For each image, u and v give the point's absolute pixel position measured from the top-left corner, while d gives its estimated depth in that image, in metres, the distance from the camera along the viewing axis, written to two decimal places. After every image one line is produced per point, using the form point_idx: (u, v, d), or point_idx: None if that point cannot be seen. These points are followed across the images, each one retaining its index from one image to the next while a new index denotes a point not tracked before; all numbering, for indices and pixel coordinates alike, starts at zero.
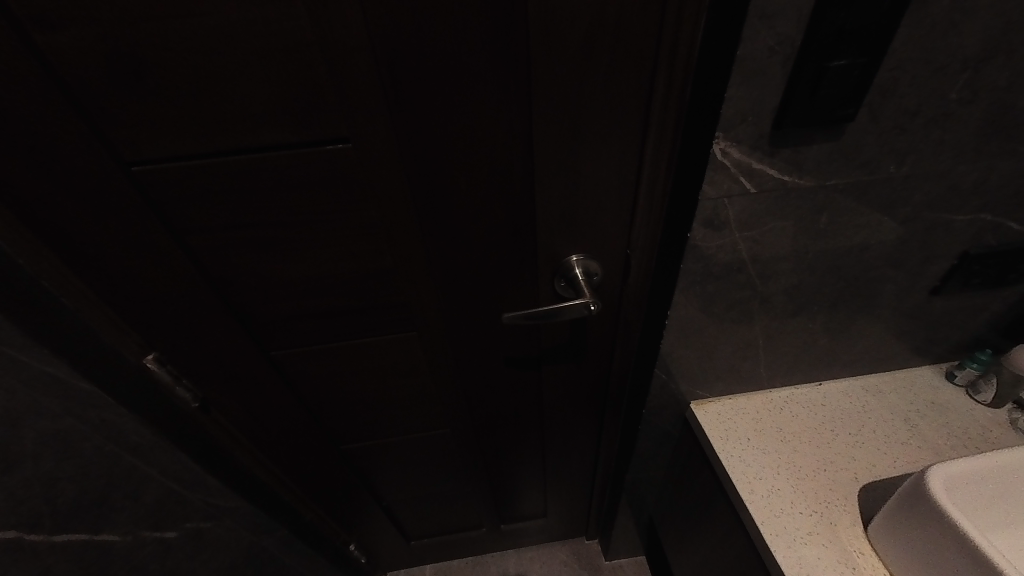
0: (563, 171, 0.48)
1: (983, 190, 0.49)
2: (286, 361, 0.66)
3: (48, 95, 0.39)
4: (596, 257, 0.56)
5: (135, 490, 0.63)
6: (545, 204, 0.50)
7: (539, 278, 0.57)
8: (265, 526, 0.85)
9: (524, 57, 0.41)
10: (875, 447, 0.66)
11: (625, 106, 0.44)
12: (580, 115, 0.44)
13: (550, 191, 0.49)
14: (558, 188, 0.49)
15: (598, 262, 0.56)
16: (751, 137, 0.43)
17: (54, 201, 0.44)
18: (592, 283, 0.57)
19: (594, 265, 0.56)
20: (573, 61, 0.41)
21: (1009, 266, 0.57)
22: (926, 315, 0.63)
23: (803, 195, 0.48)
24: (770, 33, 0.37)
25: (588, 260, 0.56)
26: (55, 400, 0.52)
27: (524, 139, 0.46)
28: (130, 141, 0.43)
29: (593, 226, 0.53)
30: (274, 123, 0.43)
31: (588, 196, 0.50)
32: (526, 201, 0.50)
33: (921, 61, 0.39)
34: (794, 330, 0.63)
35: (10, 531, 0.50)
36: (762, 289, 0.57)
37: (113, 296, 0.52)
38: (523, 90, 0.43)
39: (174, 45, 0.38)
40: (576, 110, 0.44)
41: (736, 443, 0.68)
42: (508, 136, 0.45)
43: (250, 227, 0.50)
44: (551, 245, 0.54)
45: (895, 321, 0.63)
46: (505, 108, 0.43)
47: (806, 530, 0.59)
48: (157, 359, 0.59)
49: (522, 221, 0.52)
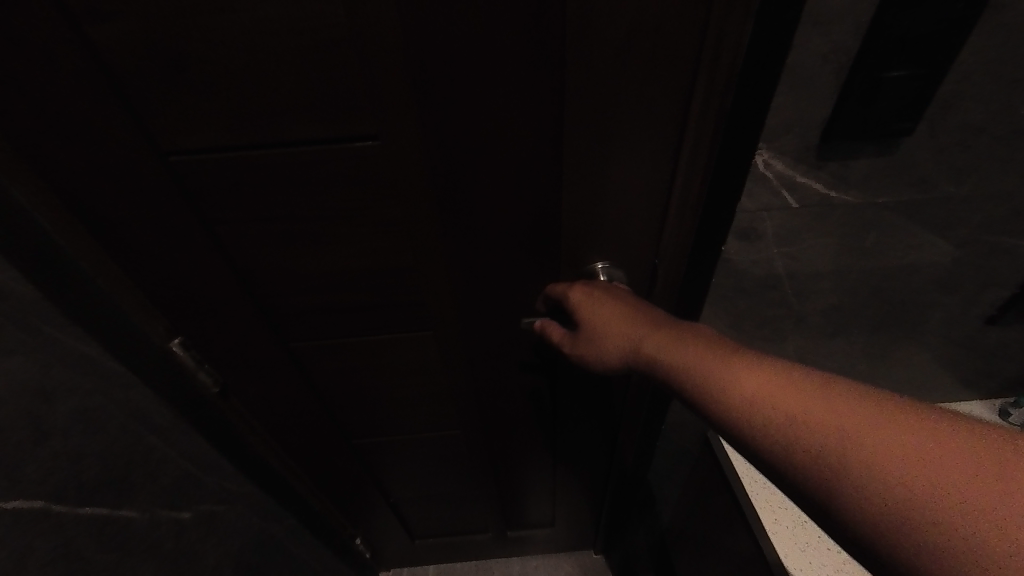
0: (592, 176, 0.46)
1: None
2: (302, 351, 0.66)
3: (94, 83, 0.40)
4: (622, 266, 0.54)
5: (155, 469, 0.63)
6: (571, 209, 0.49)
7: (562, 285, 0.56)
8: (275, 515, 0.86)
9: (559, 59, 0.39)
10: None
11: (660, 112, 0.42)
12: (614, 120, 0.42)
13: (577, 196, 0.48)
14: (586, 194, 0.48)
15: (622, 271, 0.53)
16: (796, 148, 0.42)
17: (94, 188, 0.46)
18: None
19: (618, 275, 0.53)
20: (608, 68, 0.39)
21: None
22: (980, 345, 0.59)
23: (848, 211, 0.46)
24: (821, 41, 0.36)
25: (613, 271, 0.53)
26: (86, 375, 0.55)
27: (553, 142, 0.44)
28: (168, 133, 0.44)
29: (621, 235, 0.51)
30: (304, 119, 0.43)
31: (617, 203, 0.48)
32: (553, 205, 0.49)
33: (991, 73, 0.36)
34: (830, 352, 0.60)
35: (39, 500, 0.49)
36: (798, 308, 0.55)
37: (144, 280, 0.54)
38: (556, 93, 0.41)
39: (213, 39, 0.38)
40: (610, 118, 0.42)
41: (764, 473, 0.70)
42: (537, 138, 0.44)
43: (279, 220, 0.51)
44: (576, 251, 0.53)
45: (944, 350, 0.59)
46: (536, 112, 0.42)
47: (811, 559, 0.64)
48: (183, 344, 0.61)
49: (547, 225, 0.50)
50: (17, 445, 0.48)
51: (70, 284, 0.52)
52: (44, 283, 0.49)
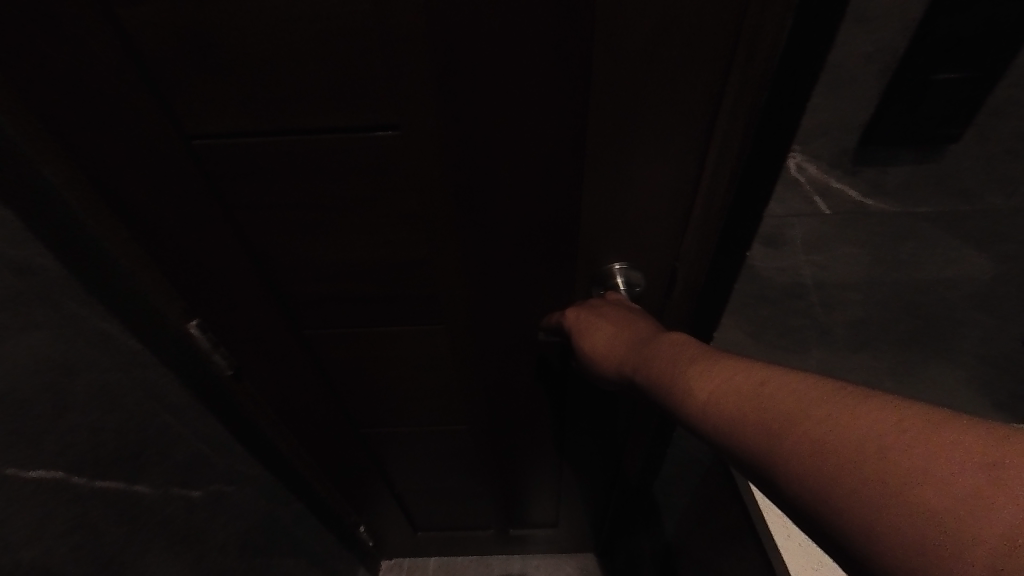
0: (614, 174, 0.45)
1: None
2: (315, 338, 0.67)
3: (123, 66, 0.40)
4: (641, 267, 0.52)
5: (168, 446, 0.65)
6: (591, 207, 0.48)
7: (576, 284, 0.55)
8: (282, 498, 0.88)
9: (585, 52, 0.38)
10: None
11: (688, 111, 0.40)
12: (639, 117, 0.41)
13: (597, 194, 0.47)
14: (607, 193, 0.47)
15: (641, 272, 0.52)
16: (831, 152, 0.42)
17: (119, 169, 0.47)
18: (633, 296, 0.53)
19: (635, 276, 0.52)
20: (635, 63, 0.38)
21: None
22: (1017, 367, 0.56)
23: (883, 219, 0.44)
24: (866, 42, 0.36)
25: (630, 270, 0.52)
26: (107, 353, 0.56)
27: (575, 139, 0.43)
28: (193, 117, 0.44)
29: (641, 235, 0.50)
30: (326, 107, 0.43)
31: (638, 203, 0.47)
32: (571, 203, 0.47)
33: None
34: (853, 367, 0.58)
35: (58, 471, 0.51)
36: (824, 318, 0.53)
37: (164, 261, 0.55)
38: (580, 88, 0.40)
39: (237, 24, 0.38)
40: (634, 116, 0.41)
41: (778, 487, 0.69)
42: (559, 135, 0.43)
43: (297, 207, 0.51)
44: (593, 250, 0.52)
45: (978, 370, 0.56)
46: (558, 107, 0.41)
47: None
48: (199, 325, 0.61)
49: (564, 224, 0.49)
50: (37, 418, 0.49)
51: (94, 264, 0.53)
52: (68, 261, 0.51)
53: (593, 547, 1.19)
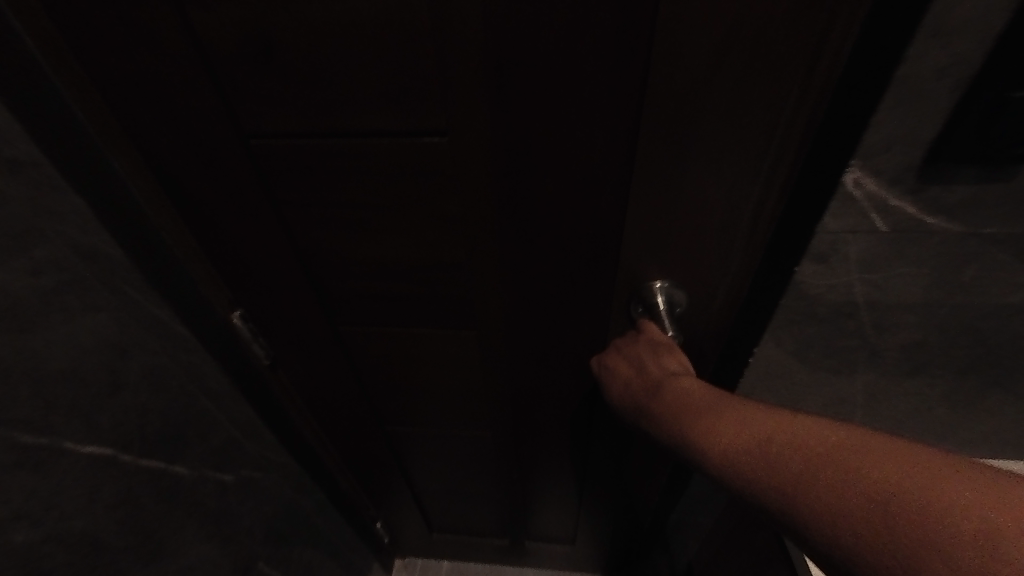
0: (659, 187, 0.43)
1: None
2: (348, 334, 0.68)
3: (192, 66, 0.43)
4: (684, 287, 0.49)
5: (205, 430, 0.67)
6: (633, 221, 0.46)
7: (614, 299, 0.54)
8: (306, 488, 0.89)
9: (641, 64, 0.38)
10: None
11: (749, 123, 0.37)
12: (695, 129, 0.39)
13: (642, 208, 0.45)
14: (650, 207, 0.45)
15: (683, 291, 0.50)
16: (895, 169, 0.35)
17: (182, 164, 0.50)
18: (674, 316, 0.51)
19: (677, 295, 0.49)
20: (695, 71, 0.36)
21: None
22: None
23: (951, 246, 0.37)
24: (941, 51, 0.30)
25: (671, 288, 0.49)
26: (157, 337, 0.59)
27: (625, 151, 0.43)
28: (250, 115, 0.46)
29: (684, 254, 0.47)
30: (379, 112, 0.44)
31: (682, 220, 0.45)
32: (614, 215, 0.47)
33: None
34: (901, 402, 0.48)
35: (108, 447, 0.54)
36: (873, 341, 0.45)
37: (215, 252, 0.57)
38: (633, 99, 0.40)
39: (302, 29, 0.40)
40: (687, 128, 0.39)
41: None
42: (606, 146, 0.43)
43: (341, 206, 0.52)
44: (634, 265, 0.49)
45: None
46: (609, 118, 0.41)
47: None
48: (241, 316, 0.64)
49: (606, 237, 0.49)
50: (92, 394, 0.52)
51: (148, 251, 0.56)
52: (125, 243, 0.54)
53: (609, 566, 1.17)
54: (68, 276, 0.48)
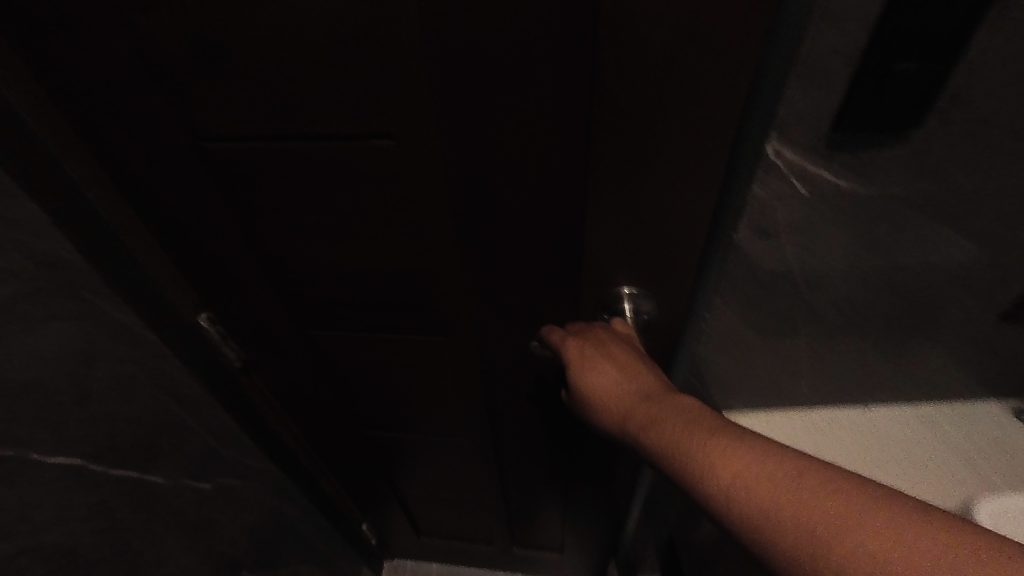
0: (621, 190, 0.42)
1: None
2: (319, 338, 0.69)
3: (137, 70, 0.44)
4: (651, 295, 0.50)
5: (180, 440, 0.67)
6: (596, 229, 0.45)
7: (582, 305, 0.53)
8: (288, 493, 0.89)
9: (588, 66, 0.36)
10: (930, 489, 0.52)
11: (706, 123, 0.37)
12: (649, 131, 0.38)
13: (605, 213, 0.44)
14: (613, 211, 0.44)
15: (650, 300, 0.50)
16: (806, 139, 0.39)
17: (139, 167, 0.49)
18: (640, 323, 0.51)
19: (644, 303, 0.50)
20: (644, 69, 0.35)
21: None
22: None
23: (862, 204, 0.42)
24: (834, 35, 0.34)
25: (639, 296, 0.50)
26: (124, 344, 0.58)
27: (581, 155, 0.41)
28: (200, 118, 0.47)
29: (655, 258, 0.47)
30: (328, 115, 0.44)
31: (648, 224, 0.44)
32: (574, 221, 0.46)
33: (1013, 86, 0.34)
34: (841, 354, 0.53)
35: (79, 458, 0.54)
36: (809, 298, 0.49)
37: (180, 256, 0.57)
38: (585, 99, 0.38)
39: (238, 31, 0.40)
40: (641, 129, 0.38)
41: None
42: (560, 150, 0.41)
43: (302, 210, 0.53)
44: (601, 272, 0.49)
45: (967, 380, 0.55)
46: (561, 122, 0.40)
47: None
48: (210, 318, 0.64)
49: (568, 245, 0.48)
50: (57, 406, 0.52)
51: (108, 258, 0.55)
52: (88, 251, 0.53)
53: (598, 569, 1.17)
54: (25, 286, 0.48)
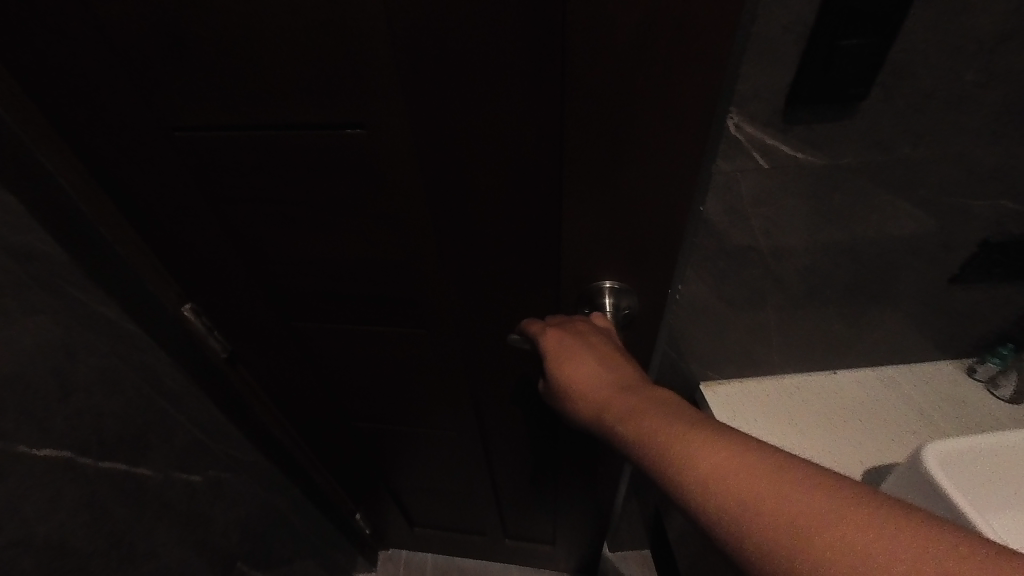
0: (602, 180, 0.40)
1: None
2: (305, 330, 0.66)
3: (101, 55, 0.41)
4: (632, 290, 0.49)
5: (166, 432, 0.67)
6: (576, 221, 0.43)
7: (563, 300, 0.51)
8: (277, 485, 0.89)
9: (560, 52, 0.34)
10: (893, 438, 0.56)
11: (685, 112, 0.35)
12: (631, 120, 0.36)
13: (585, 205, 0.42)
14: (593, 204, 0.42)
15: (631, 295, 0.49)
16: (764, 113, 0.41)
17: (110, 158, 0.48)
18: (621, 318, 0.50)
19: (624, 298, 0.49)
20: (620, 59, 0.33)
21: None
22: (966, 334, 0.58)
23: (817, 173, 0.44)
24: (784, 12, 0.36)
25: (621, 291, 0.48)
26: (104, 337, 0.58)
27: (558, 145, 0.39)
28: (165, 106, 0.44)
29: (641, 251, 0.45)
30: (296, 102, 0.41)
31: (630, 217, 0.42)
32: (553, 216, 0.44)
33: (946, 60, 0.37)
34: (807, 318, 0.56)
35: (67, 450, 0.54)
36: (775, 268, 0.51)
37: (158, 248, 0.57)
38: (558, 86, 0.36)
39: (198, 13, 0.37)
40: (622, 119, 0.36)
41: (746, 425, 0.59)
42: (538, 138, 0.39)
43: (274, 202, 0.50)
44: (581, 267, 0.47)
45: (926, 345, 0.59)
46: (539, 110, 0.38)
47: None
48: (194, 309, 0.63)
49: (548, 236, 0.46)
50: (42, 398, 0.52)
51: (82, 251, 0.55)
52: (62, 241, 0.53)
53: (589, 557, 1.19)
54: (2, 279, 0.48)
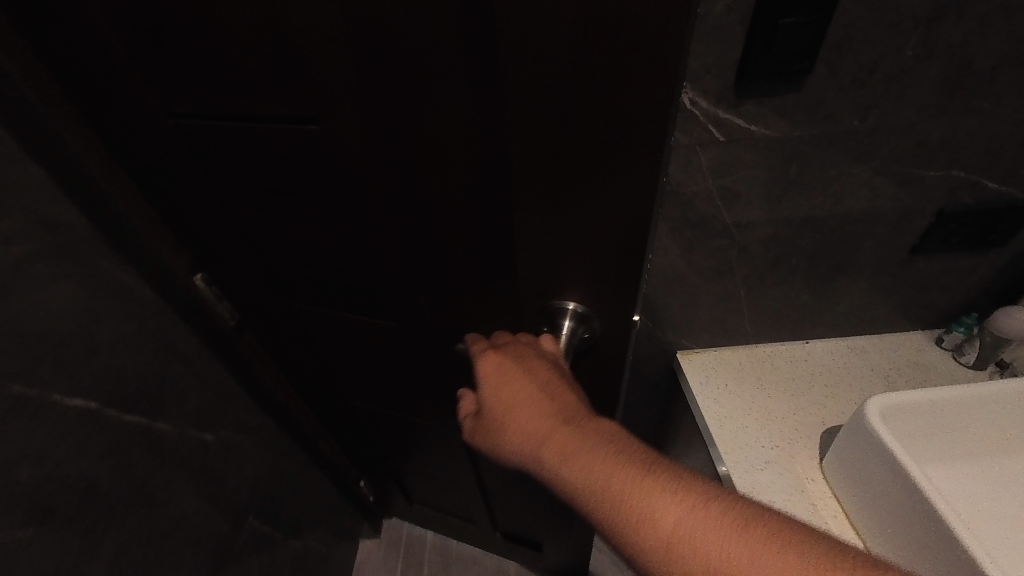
0: (548, 185, 0.37)
1: (973, 186, 0.49)
2: (298, 310, 0.70)
3: (102, 48, 0.45)
4: (594, 317, 0.46)
5: (183, 392, 0.73)
6: (528, 232, 0.40)
7: (523, 310, 0.48)
8: (286, 446, 0.96)
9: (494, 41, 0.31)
10: (850, 399, 0.61)
11: (635, 113, 0.32)
12: (577, 120, 0.33)
13: (533, 215, 0.39)
14: (540, 212, 0.39)
15: (593, 321, 0.47)
16: (716, 88, 0.45)
17: (126, 142, 0.54)
18: (580, 342, 0.48)
19: (584, 324, 0.47)
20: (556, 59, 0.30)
21: (990, 224, 0.52)
22: (931, 301, 0.60)
23: (770, 144, 0.47)
24: None
25: (582, 316, 0.46)
26: (126, 303, 0.65)
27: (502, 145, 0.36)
28: (158, 95, 0.47)
29: (598, 263, 0.41)
30: (261, 96, 0.42)
31: (581, 227, 0.39)
32: (506, 221, 0.41)
33: (884, 35, 0.40)
34: (774, 283, 0.58)
35: (96, 402, 0.61)
36: (739, 238, 0.55)
37: (173, 222, 0.64)
38: (497, 81, 0.33)
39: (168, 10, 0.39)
40: (568, 118, 0.33)
41: (717, 390, 0.63)
42: (482, 137, 0.37)
43: (258, 189, 0.53)
44: (538, 279, 0.44)
45: (892, 311, 0.62)
46: (480, 108, 0.35)
47: (764, 459, 0.57)
48: (203, 279, 0.71)
49: (502, 241, 0.43)
50: (73, 353, 0.58)
51: (106, 223, 0.61)
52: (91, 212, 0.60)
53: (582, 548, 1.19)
54: (40, 246, 0.55)
